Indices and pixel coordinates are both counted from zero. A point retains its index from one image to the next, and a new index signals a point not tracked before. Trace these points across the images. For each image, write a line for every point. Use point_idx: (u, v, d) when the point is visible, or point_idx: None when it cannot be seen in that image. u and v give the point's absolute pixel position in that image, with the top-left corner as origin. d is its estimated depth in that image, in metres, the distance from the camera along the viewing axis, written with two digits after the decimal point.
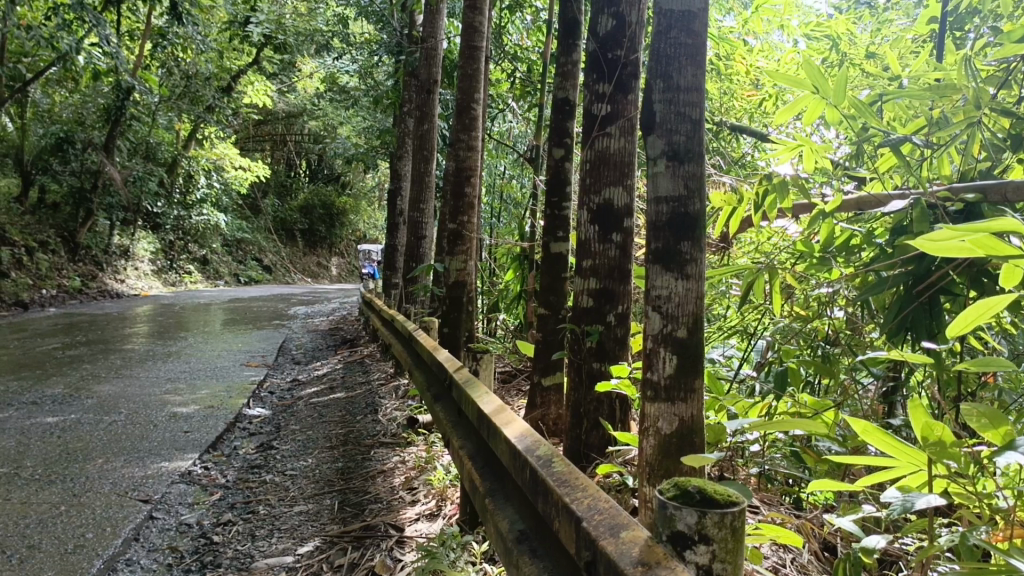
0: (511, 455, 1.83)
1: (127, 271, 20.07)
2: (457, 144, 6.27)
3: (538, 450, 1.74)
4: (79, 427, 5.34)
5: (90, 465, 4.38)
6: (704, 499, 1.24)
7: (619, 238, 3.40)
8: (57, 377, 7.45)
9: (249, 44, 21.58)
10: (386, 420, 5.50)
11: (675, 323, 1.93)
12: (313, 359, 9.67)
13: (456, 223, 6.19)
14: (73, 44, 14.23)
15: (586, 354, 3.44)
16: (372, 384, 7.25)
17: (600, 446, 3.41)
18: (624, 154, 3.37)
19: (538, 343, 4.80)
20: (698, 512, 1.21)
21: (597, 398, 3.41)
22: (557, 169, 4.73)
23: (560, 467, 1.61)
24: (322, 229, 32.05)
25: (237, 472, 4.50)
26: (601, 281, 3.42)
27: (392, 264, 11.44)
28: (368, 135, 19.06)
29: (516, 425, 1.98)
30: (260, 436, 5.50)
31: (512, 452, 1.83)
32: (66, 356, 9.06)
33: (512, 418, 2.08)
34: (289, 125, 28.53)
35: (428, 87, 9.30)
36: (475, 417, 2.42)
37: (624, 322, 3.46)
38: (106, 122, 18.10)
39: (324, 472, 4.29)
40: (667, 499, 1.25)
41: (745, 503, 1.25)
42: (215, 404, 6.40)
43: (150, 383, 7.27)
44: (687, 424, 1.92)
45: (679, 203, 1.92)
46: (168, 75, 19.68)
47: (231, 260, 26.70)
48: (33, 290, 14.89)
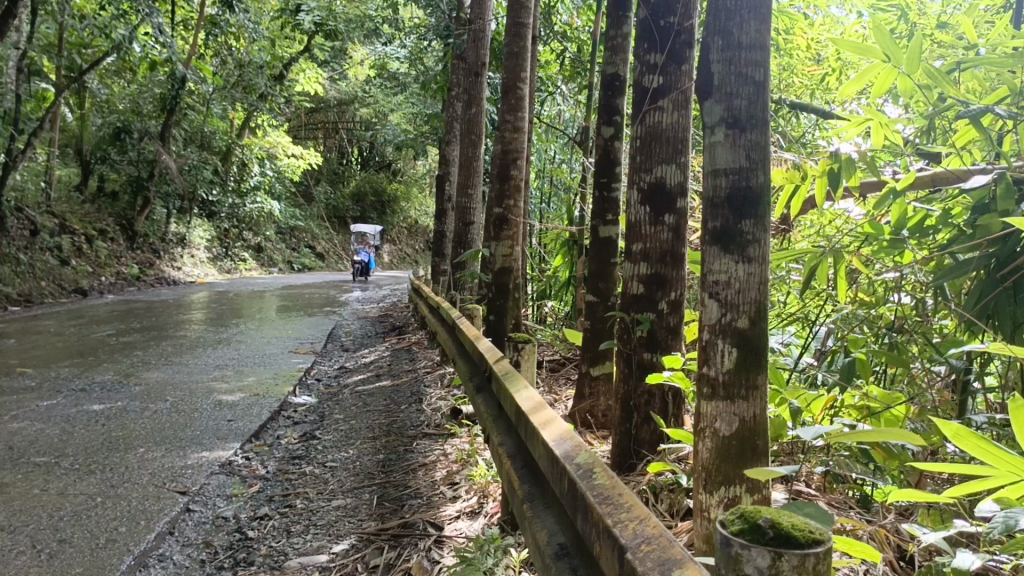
0: (549, 461, 1.64)
1: (184, 258, 20.34)
2: (503, 125, 6.06)
3: (578, 457, 1.55)
4: (124, 415, 5.32)
5: (131, 454, 4.33)
6: (779, 535, 1.03)
7: (671, 220, 3.17)
8: (108, 364, 7.50)
9: (301, 33, 21.68)
10: (431, 409, 5.35)
11: (735, 312, 1.71)
12: (361, 347, 9.60)
13: (502, 207, 6.01)
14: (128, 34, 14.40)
15: (636, 344, 3.22)
16: (417, 372, 7.13)
17: (652, 442, 3.19)
18: (677, 130, 3.14)
19: (586, 332, 4.60)
20: (770, 553, 1.01)
21: (648, 391, 3.19)
22: (606, 149, 4.49)
23: (602, 480, 1.42)
24: (374, 217, 32.07)
25: (277, 462, 4.40)
26: (652, 266, 3.21)
27: (441, 250, 11.30)
28: (418, 121, 19.01)
29: (555, 426, 1.78)
30: (303, 425, 5.42)
31: (550, 458, 1.63)
32: (119, 342, 9.15)
33: (552, 416, 1.89)
34: (341, 112, 28.64)
35: (476, 69, 9.12)
36: (514, 414, 2.23)
37: (676, 310, 3.25)
38: (162, 112, 18.36)
39: (364, 464, 4.15)
40: (731, 535, 1.04)
41: (830, 539, 1.04)
42: (260, 392, 6.35)
43: (198, 371, 7.27)
44: (749, 426, 1.70)
45: (740, 175, 1.70)
46: (222, 65, 19.84)
47: (284, 247, 26.94)
48: (92, 278, 15.18)
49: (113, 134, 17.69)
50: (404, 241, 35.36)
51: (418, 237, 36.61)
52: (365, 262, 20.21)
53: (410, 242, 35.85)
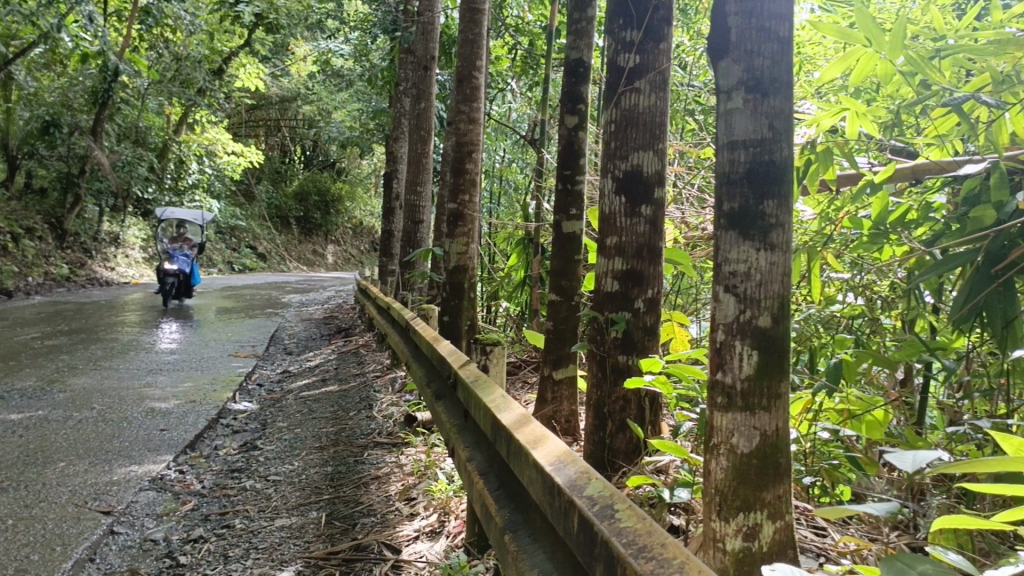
0: (550, 493, 1.37)
1: (117, 258, 19.41)
2: (458, 116, 5.76)
3: (591, 491, 1.31)
4: (45, 426, 4.88)
5: (50, 469, 3.93)
6: None
7: (648, 211, 2.92)
8: (31, 369, 6.98)
9: (241, 26, 21.04)
10: (382, 416, 5.03)
11: (755, 308, 1.46)
12: (306, 350, 9.17)
13: (457, 202, 5.71)
14: (56, 23, 13.73)
15: (611, 346, 2.97)
16: (366, 376, 6.78)
17: (627, 452, 2.94)
18: (655, 114, 2.92)
19: (547, 334, 4.34)
20: None
21: (624, 396, 2.93)
22: (570, 140, 4.24)
23: (629, 525, 1.16)
24: (318, 217, 31.18)
25: (214, 476, 4.04)
26: (628, 261, 2.95)
27: (390, 250, 10.91)
28: (364, 118, 18.63)
29: (550, 446, 1.53)
30: (243, 434, 5.05)
31: (551, 489, 1.36)
32: (44, 346, 8.56)
33: (542, 432, 1.63)
34: (284, 109, 27.95)
35: (425, 63, 8.81)
36: (487, 428, 1.93)
37: (654, 308, 2.99)
38: (93, 106, 17.55)
39: (311, 477, 3.82)
40: None
41: None
42: (197, 399, 5.94)
43: (130, 376, 6.80)
44: (771, 442, 1.46)
45: (762, 148, 1.45)
46: (158, 58, 19.14)
47: (227, 248, 25.88)
48: (18, 279, 14.38)
49: (41, 128, 16.86)
50: (349, 241, 34.46)
51: (363, 238, 35.72)
52: (181, 272, 12.62)
53: (355, 244, 34.94)
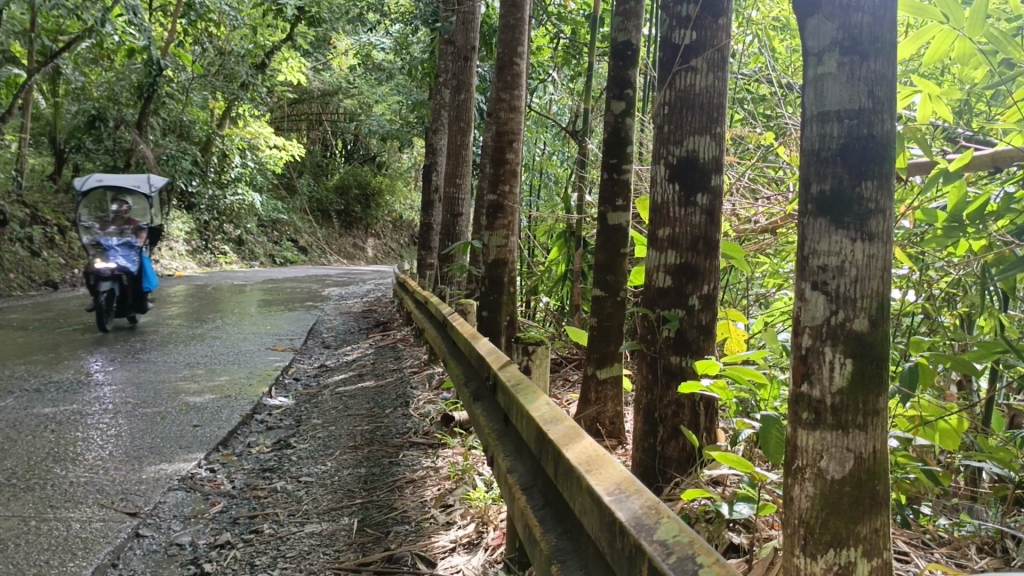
0: (616, 533, 1.18)
1: (162, 251, 19.56)
2: (498, 104, 5.56)
3: (662, 535, 1.13)
4: (78, 420, 4.81)
5: (79, 467, 3.83)
6: None
7: (705, 200, 2.69)
8: (70, 362, 6.94)
9: (283, 20, 21.11)
10: (418, 414, 4.86)
11: (851, 309, 1.24)
12: (344, 344, 9.06)
13: (496, 193, 5.51)
14: (100, 16, 13.78)
15: (662, 347, 2.75)
16: (403, 372, 6.63)
17: (681, 461, 2.72)
18: (712, 94, 2.69)
19: (591, 331, 4.14)
20: None
21: (677, 400, 2.72)
22: (616, 126, 4.02)
23: None
24: (359, 210, 31.23)
25: (246, 475, 3.90)
26: (682, 255, 2.72)
27: (429, 243, 10.75)
28: (404, 111, 18.54)
29: (608, 473, 1.34)
30: (277, 431, 4.92)
31: (615, 527, 1.17)
32: (84, 338, 8.55)
33: (597, 452, 1.45)
34: (325, 103, 28.03)
35: (465, 53, 8.61)
36: (532, 440, 1.74)
37: (710, 305, 2.75)
38: (139, 100, 17.67)
39: (344, 479, 3.66)
40: None
41: None
42: (232, 394, 5.83)
43: (167, 369, 6.72)
44: (867, 467, 1.24)
45: (861, 119, 1.22)
46: (202, 52, 19.27)
47: (267, 241, 26.07)
48: (64, 271, 14.53)
49: (88, 123, 16.98)
50: (389, 234, 34.48)
51: (403, 232, 35.70)
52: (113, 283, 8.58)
53: (395, 237, 34.90)
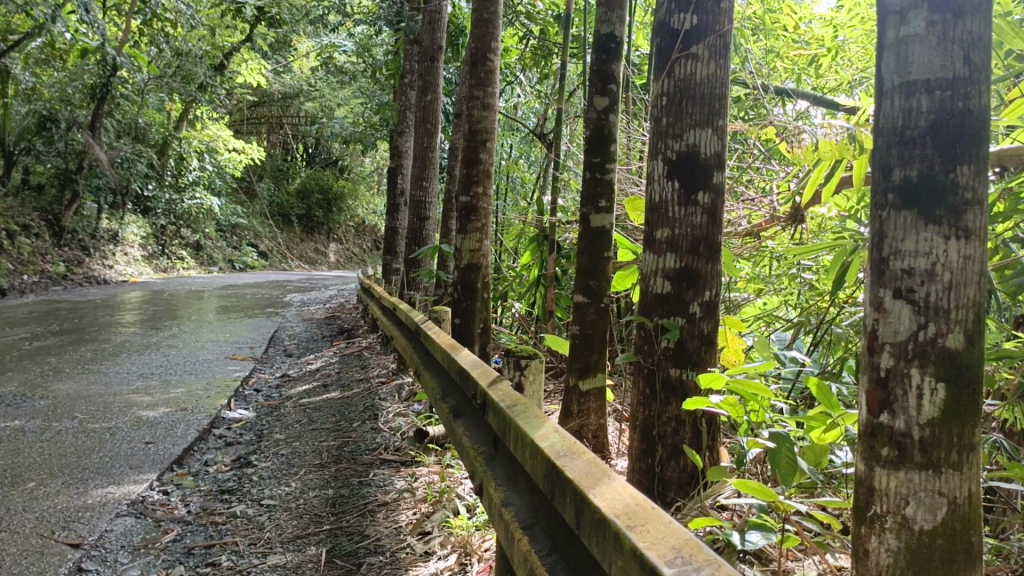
0: None
1: (116, 256, 18.88)
2: (471, 102, 5.29)
3: None
4: (19, 438, 4.45)
5: (17, 491, 3.49)
6: None
7: (706, 199, 2.48)
8: (13, 374, 6.50)
9: (243, 21, 20.70)
10: (388, 428, 4.59)
11: (944, 325, 1.20)
12: (306, 352, 8.72)
13: (469, 195, 5.27)
14: (50, 13, 13.24)
15: (660, 358, 2.52)
16: (370, 382, 6.33)
17: (681, 482, 2.49)
18: (713, 85, 2.48)
19: (572, 340, 3.91)
20: None
21: (677, 417, 2.49)
22: (599, 124, 3.81)
23: None
24: (320, 215, 30.66)
25: (202, 498, 3.58)
26: (682, 258, 2.49)
27: (394, 248, 10.44)
28: (367, 113, 18.23)
29: (659, 532, 1.10)
30: (237, 447, 4.61)
31: None
32: (31, 348, 8.10)
33: (635, 502, 1.21)
34: (285, 106, 27.54)
35: (432, 53, 8.36)
36: (543, 478, 1.49)
37: (711, 313, 2.53)
38: (92, 101, 17.12)
39: (310, 502, 3.37)
40: None
41: None
42: (188, 407, 5.49)
43: (119, 381, 6.34)
44: (961, 512, 1.20)
45: (954, 92, 1.18)
46: (159, 53, 18.72)
47: (225, 245, 25.40)
48: (12, 276, 13.92)
49: (38, 124, 16.33)
50: (351, 239, 33.95)
51: (365, 237, 35.16)
52: None
53: (357, 242, 34.33)
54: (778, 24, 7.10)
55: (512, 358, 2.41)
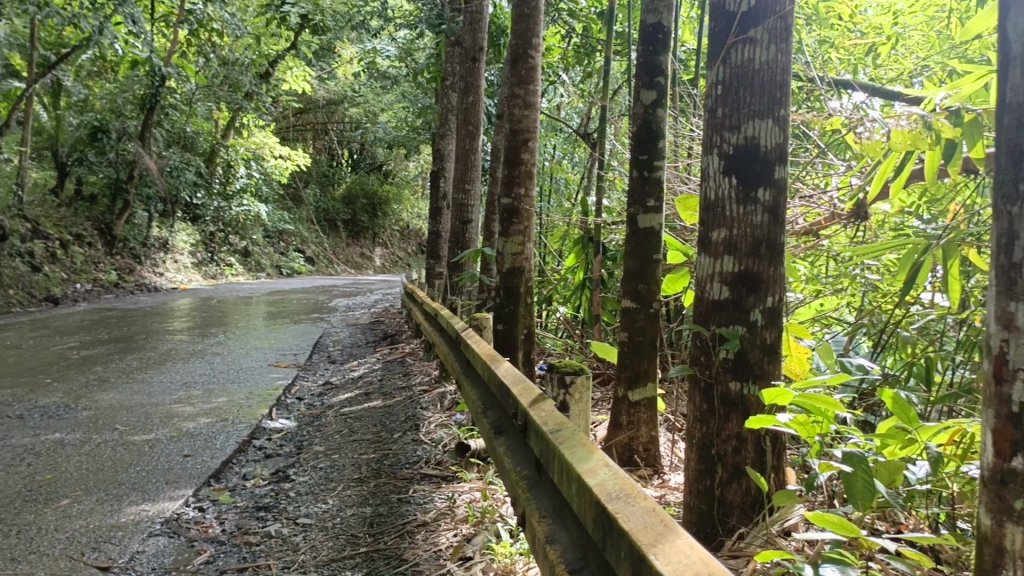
0: None
1: (167, 263, 19.12)
2: (511, 101, 5.11)
3: None
4: (59, 452, 4.38)
5: (50, 510, 3.40)
6: None
7: (767, 196, 2.26)
8: (58, 384, 6.50)
9: (287, 28, 20.83)
10: (429, 440, 4.44)
11: None
12: (350, 358, 8.64)
13: (511, 197, 5.09)
14: (98, 25, 13.38)
15: (719, 371, 2.31)
16: (413, 390, 6.19)
17: (745, 507, 2.28)
18: (774, 71, 2.26)
19: (621, 348, 3.72)
20: None
21: (738, 435, 2.29)
22: (647, 119, 3.60)
23: None
24: (365, 220, 30.79)
25: (238, 516, 3.46)
26: (739, 262, 2.28)
27: (437, 252, 10.31)
28: (410, 117, 18.19)
29: None
30: (276, 459, 4.49)
31: None
32: (79, 357, 8.14)
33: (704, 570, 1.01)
34: (330, 112, 27.71)
35: (472, 53, 8.20)
36: (594, 528, 1.29)
37: (774, 321, 2.31)
38: (142, 111, 17.32)
39: (347, 522, 3.22)
40: None
41: None
42: (229, 417, 5.40)
43: (162, 391, 6.30)
44: None
45: None
46: (206, 63, 18.88)
47: (273, 251, 25.61)
48: (65, 285, 14.13)
49: (90, 135, 16.57)
50: (396, 243, 34.07)
51: (409, 240, 35.23)
52: None
53: (402, 246, 34.42)
54: (833, 12, 6.80)
55: (555, 374, 2.21)
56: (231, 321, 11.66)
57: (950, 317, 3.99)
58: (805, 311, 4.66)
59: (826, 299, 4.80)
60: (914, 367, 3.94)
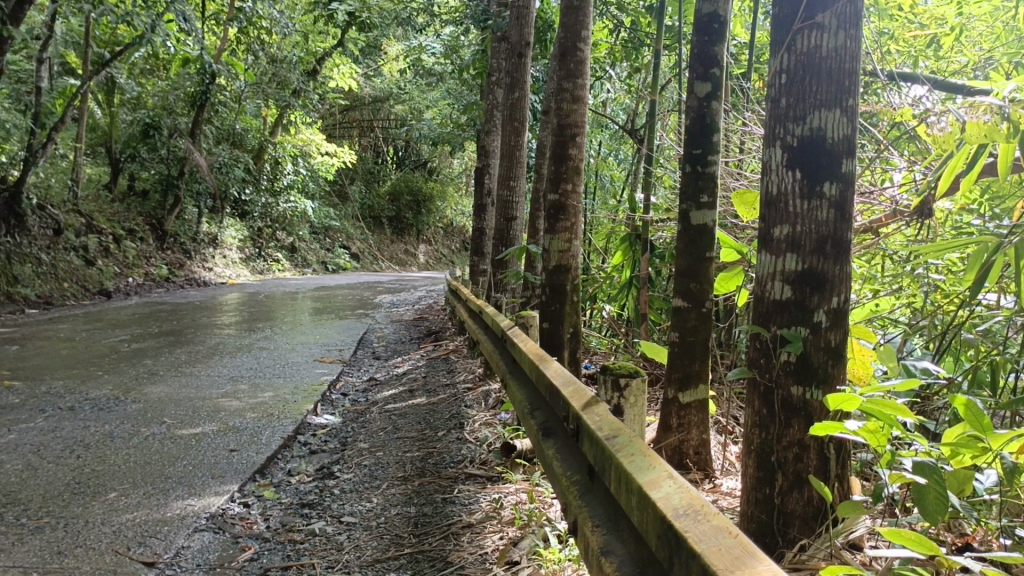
0: None
1: (215, 258, 19.40)
2: (560, 95, 5.02)
3: None
4: (108, 445, 4.42)
5: (98, 503, 3.42)
6: None
7: (833, 191, 2.15)
8: (108, 377, 6.58)
9: (334, 26, 21.01)
10: (474, 439, 4.38)
11: None
12: (394, 354, 8.63)
13: (558, 192, 5.01)
14: (151, 22, 13.62)
15: (780, 374, 2.21)
16: (457, 387, 6.15)
17: (808, 516, 2.17)
18: (842, 58, 2.15)
19: (672, 349, 3.62)
20: None
21: (800, 441, 2.18)
22: (701, 112, 3.49)
23: None
24: (410, 216, 30.94)
25: (282, 513, 3.43)
26: (803, 260, 2.17)
27: (481, 249, 10.25)
28: (455, 114, 18.22)
29: None
30: (320, 455, 4.47)
31: None
32: (129, 350, 8.26)
33: None
34: (376, 109, 27.90)
35: (518, 48, 8.13)
36: (660, 547, 1.21)
37: (839, 323, 2.19)
38: (192, 108, 17.59)
39: (392, 522, 3.17)
40: None
41: None
42: (275, 412, 5.41)
43: (209, 385, 6.34)
44: None
45: None
46: (255, 61, 19.14)
47: (319, 247, 25.86)
48: (117, 279, 14.41)
49: (142, 131, 16.85)
50: (440, 240, 34.16)
51: (453, 237, 35.31)
52: None
53: (445, 243, 34.52)
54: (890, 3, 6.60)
55: (609, 377, 2.13)
56: (277, 316, 11.76)
57: (1016, 320, 3.82)
58: (861, 311, 4.41)
59: (881, 300, 4.54)
60: (977, 371, 3.77)
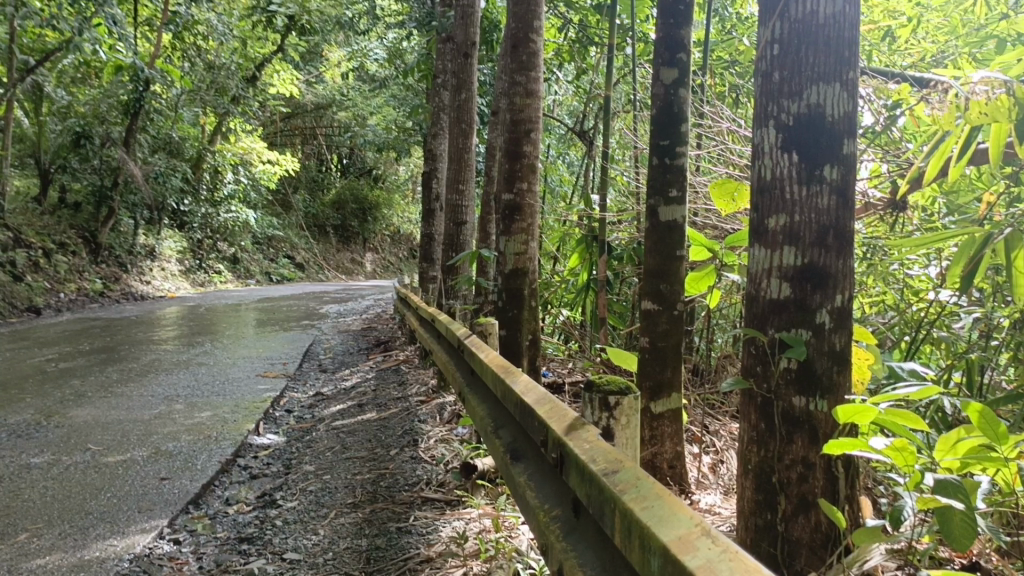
0: None
1: (153, 271, 18.63)
2: (512, 89, 4.74)
3: None
4: (22, 478, 3.98)
5: (5, 547, 3.01)
6: None
7: (834, 175, 1.90)
8: (30, 401, 6.07)
9: (273, 31, 20.49)
10: (430, 458, 4.07)
11: None
12: (342, 367, 8.23)
13: (513, 192, 4.72)
14: (80, 26, 12.98)
15: (779, 383, 1.95)
16: (410, 400, 5.81)
17: (818, 545, 1.92)
18: (842, 26, 1.90)
19: (642, 355, 3.35)
20: None
21: (805, 458, 1.92)
22: (668, 100, 3.24)
23: None
24: (356, 225, 30.35)
25: (217, 549, 3.07)
26: (801, 253, 1.92)
27: (431, 255, 9.89)
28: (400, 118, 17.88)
29: None
30: (261, 480, 4.10)
31: None
32: (56, 370, 7.70)
33: None
34: (319, 116, 27.33)
35: (466, 48, 7.84)
36: None
37: (843, 325, 1.94)
38: (126, 117, 16.83)
39: (341, 557, 2.83)
40: None
41: None
42: (213, 434, 5.00)
43: (142, 406, 5.89)
44: None
45: None
46: (192, 67, 18.46)
47: (262, 258, 25.15)
48: (48, 295, 13.68)
49: (73, 141, 16.07)
50: (387, 249, 33.60)
51: (401, 245, 34.80)
52: None
53: (392, 251, 33.99)
54: None
55: (596, 395, 1.85)
56: (218, 329, 11.23)
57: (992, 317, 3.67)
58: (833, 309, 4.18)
59: None
60: (953, 369, 3.60)
